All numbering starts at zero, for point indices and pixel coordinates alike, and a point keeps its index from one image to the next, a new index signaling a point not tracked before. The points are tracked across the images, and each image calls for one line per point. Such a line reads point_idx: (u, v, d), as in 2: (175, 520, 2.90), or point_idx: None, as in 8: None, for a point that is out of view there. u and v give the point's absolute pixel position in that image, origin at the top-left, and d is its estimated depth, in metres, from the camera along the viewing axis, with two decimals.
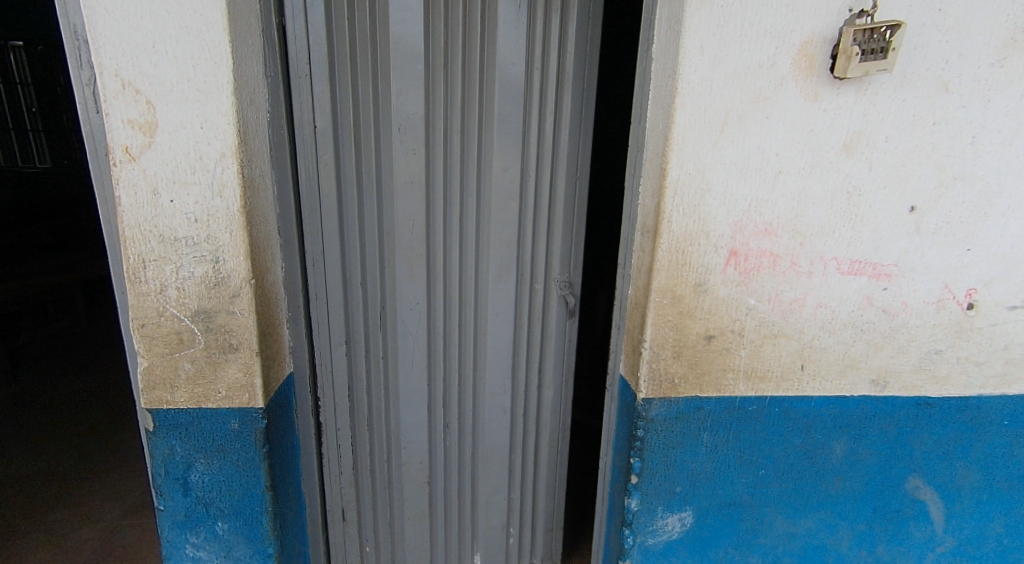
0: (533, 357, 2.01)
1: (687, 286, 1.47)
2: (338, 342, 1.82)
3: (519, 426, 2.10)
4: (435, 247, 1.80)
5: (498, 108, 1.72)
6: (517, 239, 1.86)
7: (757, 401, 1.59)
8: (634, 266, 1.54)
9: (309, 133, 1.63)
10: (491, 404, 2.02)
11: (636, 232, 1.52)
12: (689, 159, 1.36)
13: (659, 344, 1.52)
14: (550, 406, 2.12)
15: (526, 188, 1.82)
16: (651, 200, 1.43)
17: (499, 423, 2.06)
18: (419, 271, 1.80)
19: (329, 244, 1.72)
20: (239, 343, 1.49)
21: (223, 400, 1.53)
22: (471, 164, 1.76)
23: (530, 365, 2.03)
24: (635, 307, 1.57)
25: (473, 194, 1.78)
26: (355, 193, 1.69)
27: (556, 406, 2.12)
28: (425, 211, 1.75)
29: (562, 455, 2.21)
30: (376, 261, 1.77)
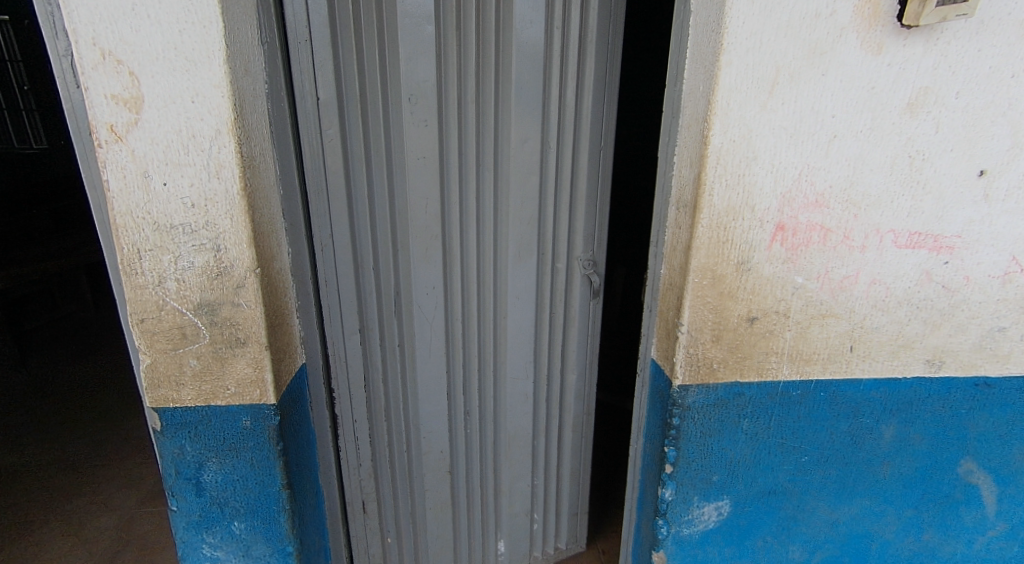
0: (556, 340, 1.96)
1: (728, 266, 1.36)
2: (351, 330, 1.69)
3: (542, 410, 2.05)
4: (451, 228, 1.69)
5: (516, 73, 1.61)
6: (537, 216, 1.76)
7: (801, 386, 1.49)
8: (671, 243, 1.45)
9: (312, 105, 1.47)
10: (513, 389, 1.96)
11: (671, 206, 1.41)
12: (732, 124, 1.23)
13: (697, 328, 1.43)
14: (574, 390, 2.07)
15: (546, 159, 1.72)
16: (690, 172, 1.31)
17: (522, 408, 2.00)
18: (435, 253, 1.70)
19: (338, 227, 1.58)
20: (247, 336, 1.39)
21: (233, 397, 1.44)
22: (488, 136, 1.64)
23: (552, 347, 1.97)
24: (672, 288, 1.47)
25: (491, 169, 1.67)
26: (364, 170, 1.56)
27: (580, 390, 2.08)
28: (440, 188, 1.64)
29: (586, 438, 2.17)
30: (389, 243, 1.65)
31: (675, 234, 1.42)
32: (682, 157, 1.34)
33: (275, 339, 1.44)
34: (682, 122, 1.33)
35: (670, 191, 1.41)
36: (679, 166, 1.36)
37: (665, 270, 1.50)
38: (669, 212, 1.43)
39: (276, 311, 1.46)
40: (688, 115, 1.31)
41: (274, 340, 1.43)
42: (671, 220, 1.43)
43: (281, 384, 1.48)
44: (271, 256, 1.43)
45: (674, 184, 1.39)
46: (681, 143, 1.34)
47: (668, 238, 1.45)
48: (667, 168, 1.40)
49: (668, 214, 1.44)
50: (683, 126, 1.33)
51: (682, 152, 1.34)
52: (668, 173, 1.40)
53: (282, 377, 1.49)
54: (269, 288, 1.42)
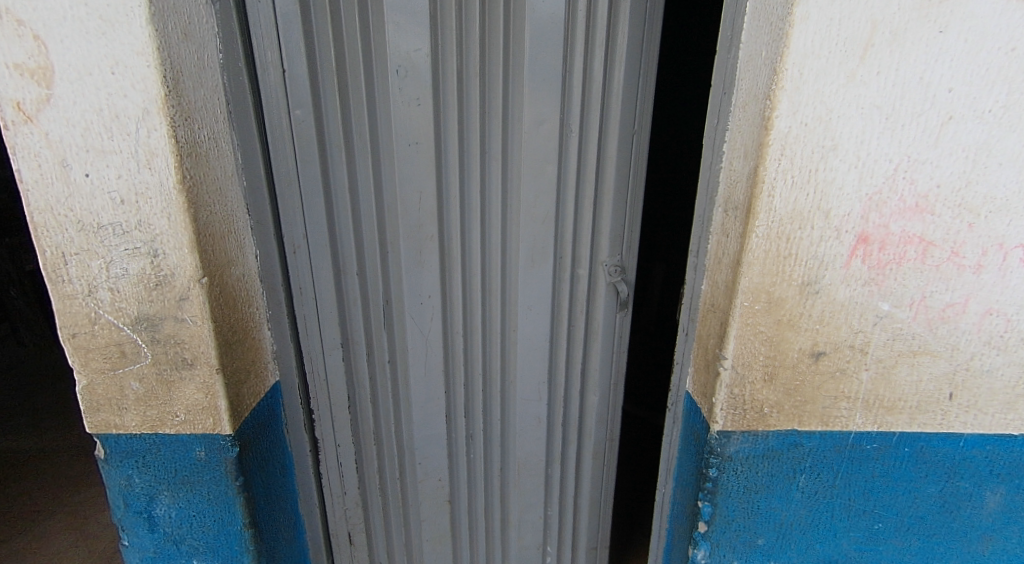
0: (574, 356, 1.70)
1: (790, 287, 1.09)
2: (332, 344, 1.47)
3: (557, 435, 1.79)
4: (450, 227, 1.44)
5: (530, 41, 1.31)
6: (554, 215, 1.49)
7: (879, 439, 1.19)
8: (716, 255, 1.18)
9: (277, 79, 1.22)
10: (523, 412, 1.71)
11: (716, 209, 1.17)
12: (804, 103, 0.97)
13: (744, 364, 1.15)
14: (595, 413, 1.79)
15: (565, 145, 1.43)
16: (744, 166, 1.05)
17: (533, 433, 1.74)
18: (430, 257, 1.45)
19: (313, 226, 1.34)
20: (195, 357, 1.17)
21: (184, 425, 1.23)
22: (495, 119, 1.37)
23: (571, 364, 1.71)
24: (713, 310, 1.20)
25: (498, 160, 1.40)
26: (343, 159, 1.31)
27: (602, 413, 1.79)
28: (436, 180, 1.38)
29: (610, 468, 1.89)
30: (375, 245, 1.41)
31: (720, 242, 1.16)
32: (736, 146, 1.09)
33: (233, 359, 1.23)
34: (739, 103, 1.07)
35: (718, 190, 1.15)
36: (732, 158, 1.10)
37: (705, 288, 1.24)
38: (715, 216, 1.17)
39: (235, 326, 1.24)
40: (745, 90, 1.07)
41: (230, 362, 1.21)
42: (716, 226, 1.17)
43: (240, 411, 1.27)
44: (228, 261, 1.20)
45: (723, 181, 1.14)
46: (736, 129, 1.08)
47: (713, 248, 1.19)
48: (715, 162, 1.15)
49: (714, 219, 1.18)
50: (739, 108, 1.07)
51: (736, 139, 1.08)
52: (716, 168, 1.15)
53: (243, 404, 1.28)
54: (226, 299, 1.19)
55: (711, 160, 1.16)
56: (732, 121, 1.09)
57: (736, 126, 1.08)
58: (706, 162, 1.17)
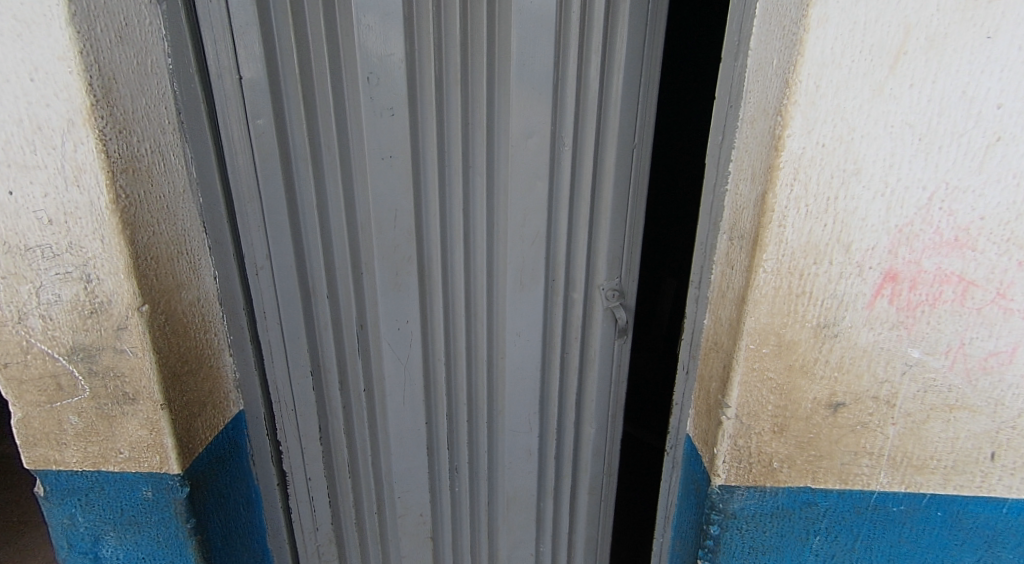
0: (569, 385, 1.56)
1: (803, 329, 0.99)
2: (301, 372, 1.35)
3: (550, 469, 1.65)
4: (430, 247, 1.32)
5: (518, 45, 1.18)
6: (545, 234, 1.36)
7: (906, 501, 1.09)
8: (719, 288, 1.10)
9: (233, 85, 1.11)
10: (512, 445, 1.58)
11: (722, 235, 1.09)
12: (821, 120, 0.86)
13: (750, 413, 1.05)
14: (591, 446, 1.65)
15: (558, 160, 1.30)
16: (752, 191, 0.97)
17: (524, 467, 1.61)
18: (408, 280, 1.33)
19: (277, 245, 1.23)
20: (137, 392, 1.06)
21: (128, 463, 1.12)
22: (479, 130, 1.24)
23: (564, 394, 1.57)
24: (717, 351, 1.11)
25: (482, 175, 1.28)
26: (310, 174, 1.19)
27: (599, 446, 1.66)
28: (415, 197, 1.26)
29: (607, 504, 1.74)
30: (347, 266, 1.29)
31: (725, 274, 1.08)
32: (744, 170, 1.01)
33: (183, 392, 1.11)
34: (747, 122, 0.99)
35: (723, 217, 1.07)
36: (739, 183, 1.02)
37: (708, 323, 1.15)
38: (719, 245, 1.09)
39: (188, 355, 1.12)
40: (753, 104, 0.98)
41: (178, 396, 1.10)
42: (719, 256, 1.10)
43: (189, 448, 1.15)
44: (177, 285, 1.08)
45: (730, 208, 1.06)
46: (743, 150, 1.01)
47: (716, 281, 1.11)
48: (721, 185, 1.07)
49: (718, 247, 1.10)
50: (748, 128, 0.99)
51: (744, 162, 1.00)
52: (723, 193, 1.07)
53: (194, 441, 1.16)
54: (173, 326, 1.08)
55: (715, 183, 1.08)
56: (737, 141, 1.02)
57: (743, 147, 1.01)
58: (711, 186, 1.09)
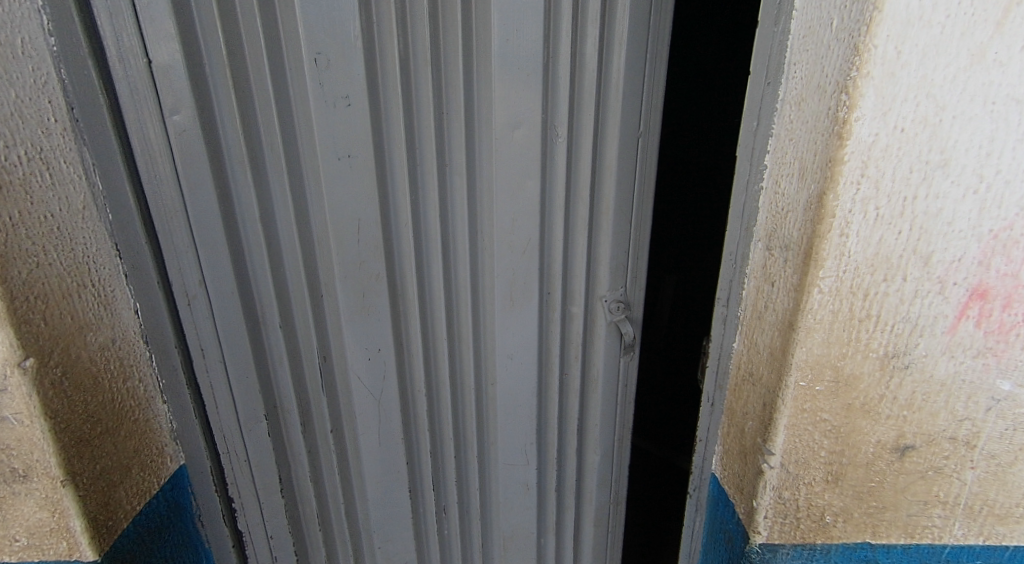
0: (569, 409, 1.38)
1: (867, 361, 0.79)
2: (254, 416, 1.14)
3: (551, 504, 1.46)
4: (403, 262, 1.12)
5: (500, 22, 0.99)
6: (539, 241, 1.18)
7: (983, 555, 0.91)
8: (755, 308, 0.91)
9: (144, 73, 0.89)
10: (507, 481, 1.38)
11: (756, 244, 0.90)
12: (901, 97, 0.66)
13: (799, 461, 0.86)
14: (596, 475, 1.47)
15: (550, 157, 1.12)
16: (801, 191, 0.77)
17: (521, 504, 1.41)
18: (377, 301, 1.12)
19: (214, 269, 1.01)
20: (29, 468, 0.84)
21: (29, 549, 0.90)
22: (456, 121, 1.04)
23: (564, 419, 1.39)
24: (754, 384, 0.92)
25: (462, 174, 1.08)
26: (250, 181, 0.97)
27: (605, 475, 1.47)
28: (381, 204, 1.05)
29: (616, 537, 1.56)
30: (303, 289, 1.07)
31: (762, 290, 0.89)
32: (787, 164, 0.81)
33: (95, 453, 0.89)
34: (791, 104, 0.79)
35: (758, 220, 0.88)
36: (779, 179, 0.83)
37: (740, 348, 0.96)
38: (753, 255, 0.90)
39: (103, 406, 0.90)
40: (799, 81, 0.78)
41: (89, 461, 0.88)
42: (754, 268, 0.90)
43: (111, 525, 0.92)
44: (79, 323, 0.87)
45: (766, 210, 0.86)
46: (783, 139, 0.81)
47: (750, 298, 0.92)
48: (755, 182, 0.88)
49: (753, 257, 0.90)
50: (792, 110, 0.79)
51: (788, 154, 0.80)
52: (758, 192, 0.87)
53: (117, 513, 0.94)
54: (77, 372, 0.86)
55: (749, 180, 0.89)
56: (775, 127, 0.83)
57: (783, 134, 0.81)
58: (743, 183, 0.90)
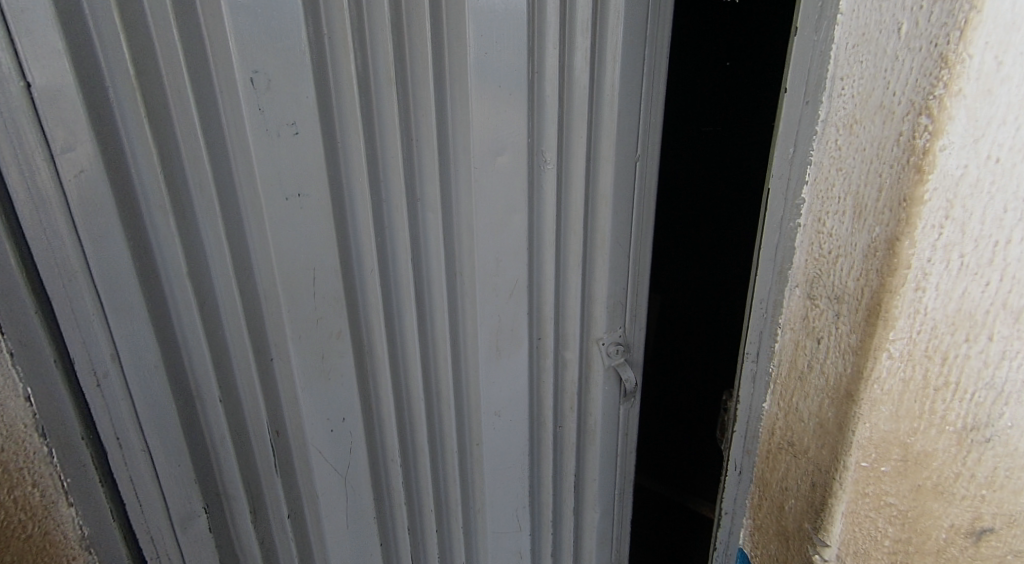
0: (566, 465, 1.24)
1: (941, 434, 0.66)
2: (193, 514, 0.92)
3: None
4: (370, 316, 0.95)
5: (478, 38, 0.85)
6: (527, 283, 1.03)
7: None
8: (794, 365, 0.78)
9: (20, 102, 0.66)
10: (498, 551, 1.22)
11: (792, 290, 0.76)
12: (997, 120, 0.54)
13: (858, 552, 0.74)
14: (594, 530, 1.34)
15: (537, 188, 0.97)
16: (856, 233, 0.64)
17: None
18: (340, 363, 0.94)
19: (132, 345, 0.80)
20: None
21: None
22: (428, 148, 0.88)
23: (559, 476, 1.24)
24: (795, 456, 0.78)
25: (436, 210, 0.92)
26: (175, 233, 0.77)
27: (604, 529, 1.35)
28: (342, 251, 0.88)
29: None
30: (250, 357, 0.88)
31: (805, 347, 0.75)
32: (834, 199, 0.68)
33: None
34: (838, 126, 0.66)
35: (795, 263, 0.74)
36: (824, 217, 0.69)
37: (774, 408, 0.82)
38: (789, 303, 0.77)
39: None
40: (848, 99, 0.65)
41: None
42: (791, 318, 0.77)
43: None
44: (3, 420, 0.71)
45: (806, 253, 0.73)
46: (828, 168, 0.68)
47: (788, 353, 0.78)
48: (790, 218, 0.74)
49: (788, 306, 0.77)
50: (839, 134, 0.66)
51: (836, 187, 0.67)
52: (794, 230, 0.74)
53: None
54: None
55: (781, 217, 0.75)
56: (817, 153, 0.69)
57: (828, 163, 0.68)
58: (774, 219, 0.76)
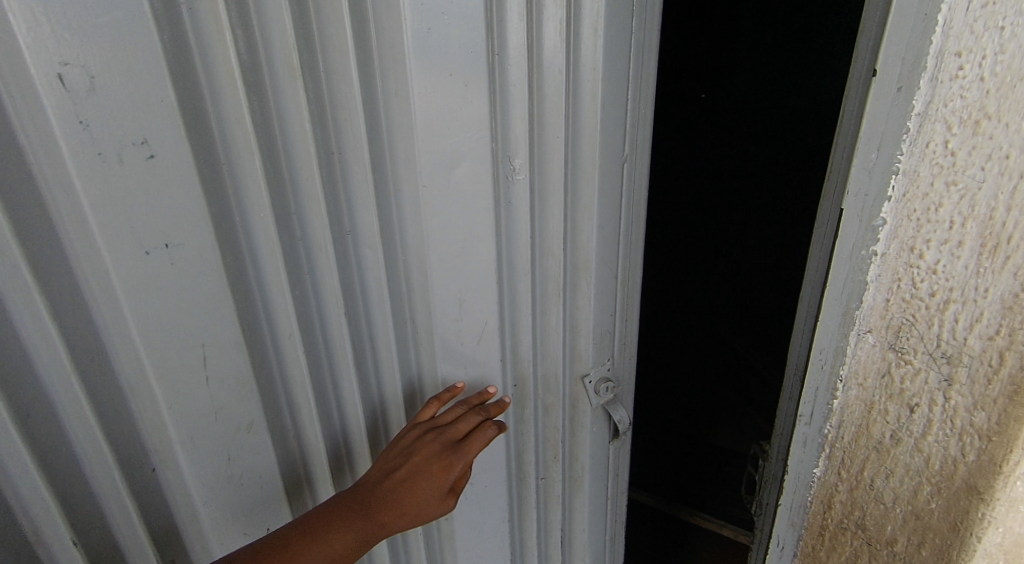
0: (553, 522, 1.02)
1: None
2: None
3: None
4: (293, 394, 0.70)
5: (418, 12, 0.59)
6: (499, 324, 0.79)
7: None
8: (864, 423, 0.71)
9: None
10: None
11: (873, 334, 0.67)
12: None
13: None
14: None
15: (504, 205, 0.74)
16: (990, 273, 0.58)
17: None
18: (255, 461, 0.68)
19: None
20: None
21: None
22: (358, 165, 0.64)
23: (545, 534, 1.04)
24: (869, 517, 0.75)
25: (375, 245, 0.68)
26: None
27: None
28: (242, 314, 0.62)
29: None
30: (121, 476, 0.61)
31: (901, 400, 0.67)
32: (933, 230, 0.60)
33: (380, 481, 0.70)
34: (948, 123, 0.56)
35: (877, 305, 0.65)
36: (911, 250, 0.62)
37: (829, 473, 0.76)
38: (859, 352, 0.68)
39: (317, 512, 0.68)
40: (973, 99, 0.54)
41: (420, 485, 0.71)
42: (858, 371, 0.69)
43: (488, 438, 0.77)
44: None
45: (884, 296, 0.64)
46: (919, 189, 0.59)
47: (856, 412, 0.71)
48: (865, 245, 0.64)
49: (855, 356, 0.69)
50: (949, 134, 0.56)
51: (929, 217, 0.60)
52: (867, 261, 0.64)
53: (482, 423, 0.75)
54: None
55: (853, 242, 0.65)
56: (910, 166, 0.59)
57: (926, 178, 0.59)
58: (844, 246, 0.66)
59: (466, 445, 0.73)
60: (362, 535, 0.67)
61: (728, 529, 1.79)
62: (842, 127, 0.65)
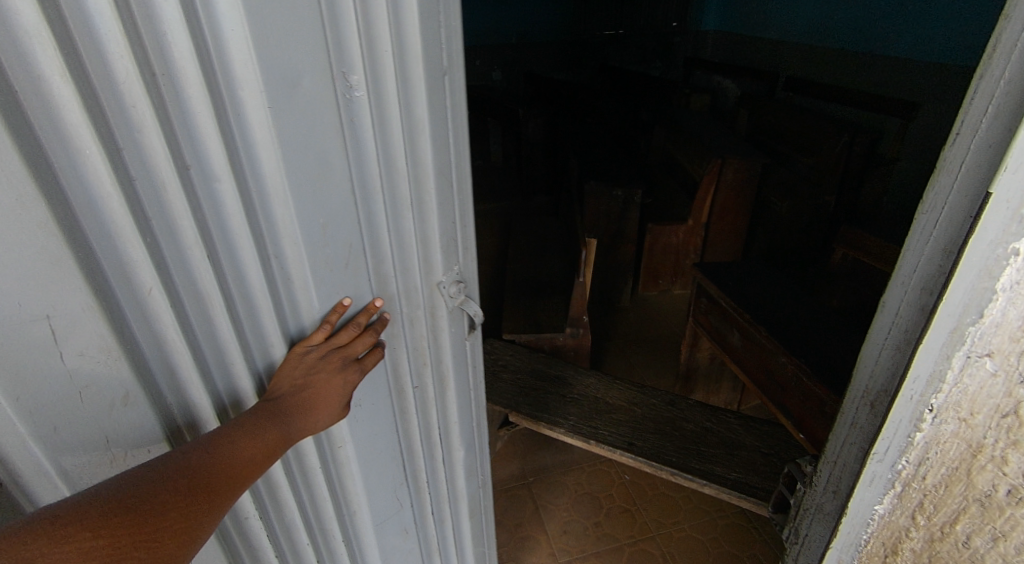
0: (435, 423, 1.06)
1: None
2: None
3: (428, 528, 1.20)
4: (165, 356, 0.68)
5: None
6: (361, 244, 0.79)
7: None
8: (965, 466, 0.83)
9: None
10: (386, 530, 1.10)
11: (995, 364, 0.74)
12: None
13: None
14: (468, 472, 1.19)
15: (345, 119, 0.70)
16: None
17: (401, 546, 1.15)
18: (130, 426, 0.69)
19: None
20: None
21: None
22: (185, 88, 0.58)
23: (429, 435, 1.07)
24: (951, 561, 0.92)
25: (226, 177, 0.64)
26: None
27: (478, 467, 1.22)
28: (92, 275, 0.61)
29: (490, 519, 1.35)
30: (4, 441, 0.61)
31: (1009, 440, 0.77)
32: None
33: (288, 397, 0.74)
34: None
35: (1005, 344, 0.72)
36: None
37: (902, 505, 0.91)
38: (969, 380, 0.76)
39: (235, 424, 0.70)
40: None
41: (326, 393, 0.76)
42: (965, 402, 0.78)
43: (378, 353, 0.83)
44: (41, 536, 0.54)
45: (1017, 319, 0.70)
46: None
47: (950, 450, 0.83)
48: (1005, 240, 0.67)
49: (964, 387, 0.77)
50: None
51: None
52: (1004, 263, 0.67)
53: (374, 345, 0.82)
54: (190, 489, 0.63)
55: (991, 239, 0.68)
56: None
57: None
58: (981, 243, 0.68)
59: (362, 360, 0.79)
60: (281, 440, 0.72)
61: (708, 486, 1.63)
62: (987, 78, 0.66)
